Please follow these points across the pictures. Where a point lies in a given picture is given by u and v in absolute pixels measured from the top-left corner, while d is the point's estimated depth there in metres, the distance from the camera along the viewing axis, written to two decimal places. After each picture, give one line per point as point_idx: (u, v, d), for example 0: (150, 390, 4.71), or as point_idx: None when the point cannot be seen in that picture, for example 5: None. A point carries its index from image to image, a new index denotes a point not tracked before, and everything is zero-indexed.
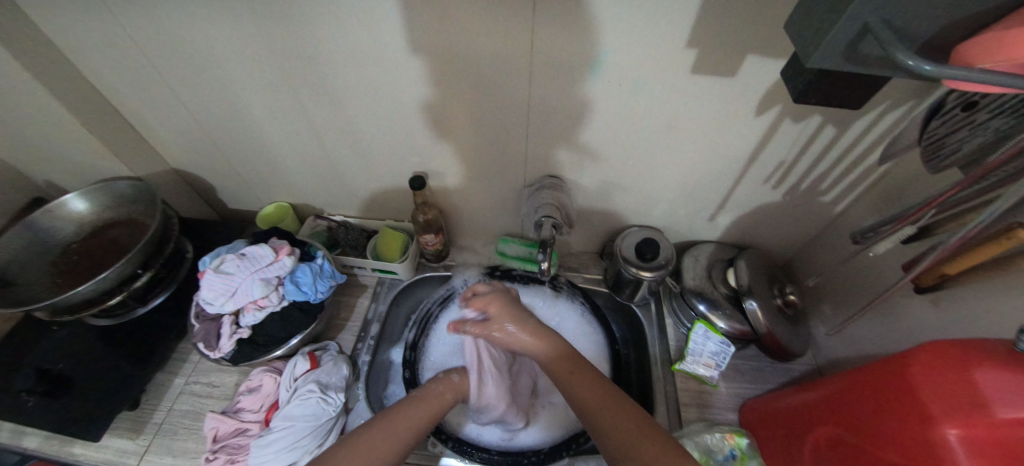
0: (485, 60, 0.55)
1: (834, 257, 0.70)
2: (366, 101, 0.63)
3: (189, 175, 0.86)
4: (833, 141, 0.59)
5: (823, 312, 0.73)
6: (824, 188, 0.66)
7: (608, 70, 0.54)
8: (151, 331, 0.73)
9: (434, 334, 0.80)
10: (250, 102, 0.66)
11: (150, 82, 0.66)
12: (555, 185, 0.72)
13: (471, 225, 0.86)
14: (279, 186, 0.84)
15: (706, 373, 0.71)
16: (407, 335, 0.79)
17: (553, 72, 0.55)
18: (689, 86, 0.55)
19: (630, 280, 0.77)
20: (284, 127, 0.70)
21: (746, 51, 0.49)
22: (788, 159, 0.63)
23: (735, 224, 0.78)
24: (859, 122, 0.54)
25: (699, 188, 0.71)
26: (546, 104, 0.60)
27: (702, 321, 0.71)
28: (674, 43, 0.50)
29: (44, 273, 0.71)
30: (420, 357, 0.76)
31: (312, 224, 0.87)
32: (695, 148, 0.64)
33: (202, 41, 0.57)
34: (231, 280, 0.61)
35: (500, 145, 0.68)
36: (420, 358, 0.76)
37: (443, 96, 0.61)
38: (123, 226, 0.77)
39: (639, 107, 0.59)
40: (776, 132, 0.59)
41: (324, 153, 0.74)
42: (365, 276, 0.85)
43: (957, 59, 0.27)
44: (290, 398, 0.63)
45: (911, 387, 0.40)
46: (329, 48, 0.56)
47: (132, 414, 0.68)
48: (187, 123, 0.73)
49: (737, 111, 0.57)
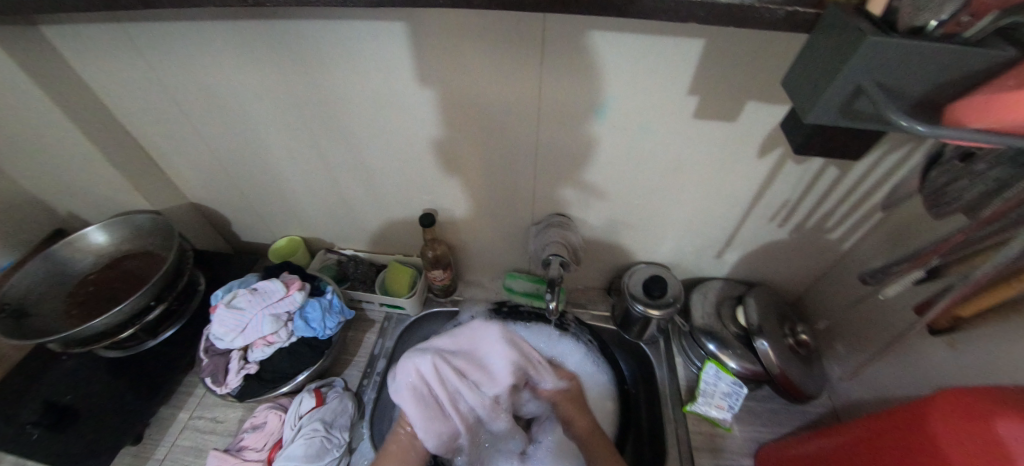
0: (494, 105, 0.58)
1: (845, 296, 0.69)
2: (381, 142, 0.66)
3: (207, 209, 0.89)
4: (836, 182, 0.60)
5: (837, 353, 0.71)
6: (830, 227, 0.66)
7: (612, 114, 0.57)
8: (159, 364, 0.73)
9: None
10: (271, 141, 0.70)
11: (178, 124, 0.70)
12: (562, 222, 0.73)
13: (479, 260, 0.87)
14: (293, 220, 0.87)
15: (718, 416, 0.69)
16: None
17: (560, 117, 0.58)
18: (692, 130, 0.57)
19: (638, 317, 0.76)
20: (301, 165, 0.73)
21: (746, 98, 0.51)
22: (792, 199, 0.64)
23: (743, 261, 0.78)
24: (860, 164, 0.56)
25: (705, 225, 0.72)
26: (554, 144, 0.62)
27: (712, 360, 0.69)
28: (675, 91, 0.52)
29: (60, 304, 0.73)
30: None
31: (323, 257, 0.88)
32: (698, 187, 0.65)
33: (231, 86, 0.61)
34: (243, 315, 0.63)
35: (508, 183, 0.70)
36: None
37: (454, 138, 0.64)
38: (140, 257, 0.79)
39: (643, 149, 0.61)
40: (778, 173, 0.61)
41: (339, 189, 0.77)
42: (373, 309, 0.86)
43: (949, 119, 0.29)
44: (294, 437, 0.62)
45: (934, 437, 0.39)
46: (348, 94, 0.59)
47: (134, 449, 0.67)
48: (209, 161, 0.76)
49: (739, 153, 0.59)
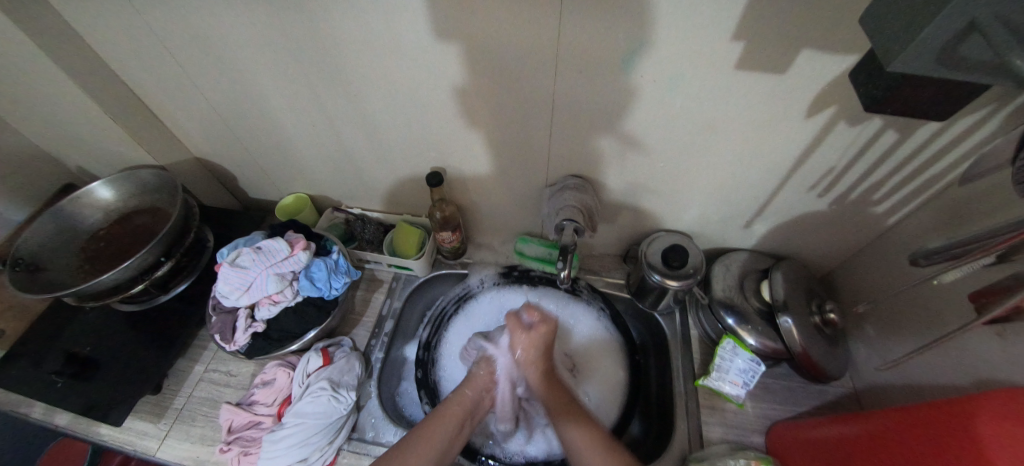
0: (507, 53, 0.51)
1: (884, 274, 0.64)
2: (383, 94, 0.61)
3: (212, 164, 0.86)
4: (893, 148, 0.52)
5: (867, 333, 0.67)
6: (877, 198, 0.60)
7: (641, 65, 0.50)
8: (172, 319, 0.74)
9: (448, 333, 0.79)
10: (268, 93, 0.65)
11: (171, 72, 0.65)
12: (578, 186, 0.68)
13: (489, 223, 0.84)
14: (298, 177, 0.84)
15: (732, 392, 0.66)
16: (422, 333, 0.78)
17: (581, 67, 0.51)
18: (731, 83, 0.50)
19: (654, 288, 0.73)
20: (302, 119, 0.69)
21: (801, 46, 0.44)
22: (838, 166, 0.57)
23: (772, 233, 0.72)
24: (927, 127, 0.48)
25: (735, 193, 0.66)
26: (572, 100, 0.56)
27: (730, 336, 0.66)
28: (717, 36, 0.45)
29: (73, 259, 0.73)
30: (434, 357, 0.75)
31: (330, 216, 0.86)
32: (733, 151, 0.59)
33: (219, 30, 0.56)
34: (246, 274, 0.61)
35: (521, 142, 0.65)
36: (433, 357, 0.76)
37: (462, 91, 0.58)
38: (147, 213, 0.78)
39: (674, 105, 0.54)
40: (827, 136, 0.53)
41: (342, 145, 0.73)
42: (381, 270, 0.84)
43: None
44: (301, 395, 0.63)
45: (979, 439, 0.35)
46: (345, 39, 0.53)
47: (154, 398, 0.70)
48: (207, 113, 0.72)
49: (785, 111, 0.51)
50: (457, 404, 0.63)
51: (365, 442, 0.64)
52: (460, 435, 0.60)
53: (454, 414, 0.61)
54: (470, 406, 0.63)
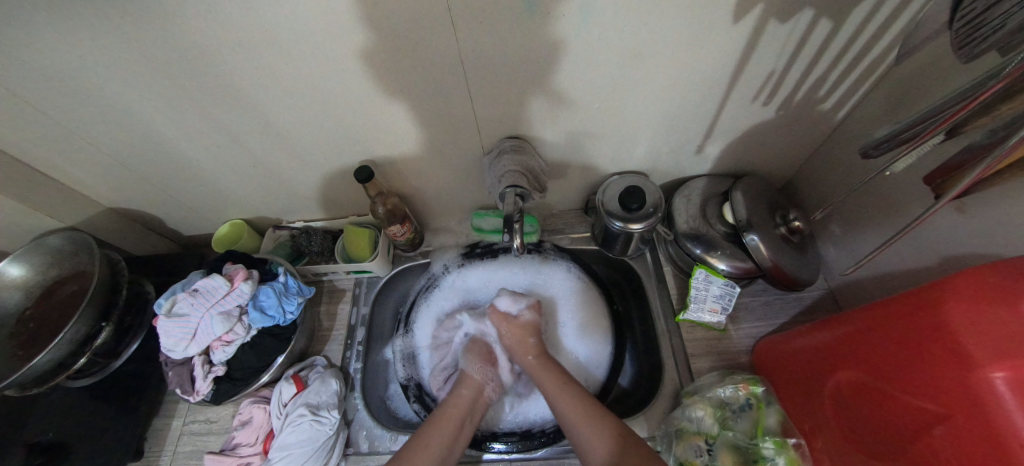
0: (395, 22, 0.45)
1: (842, 172, 0.62)
2: (280, 95, 0.54)
3: (128, 211, 0.78)
4: (830, 37, 0.49)
5: (833, 232, 0.66)
6: (823, 94, 0.56)
7: (544, 1, 0.44)
8: (133, 382, 0.70)
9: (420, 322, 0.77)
10: (155, 121, 0.58)
11: (33, 122, 0.56)
12: (515, 147, 0.63)
13: (440, 206, 0.79)
14: (226, 203, 0.77)
15: (712, 320, 0.66)
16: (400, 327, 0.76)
17: (481, 17, 0.45)
18: (646, 2, 0.44)
19: (619, 234, 0.70)
20: (203, 140, 0.62)
21: None
22: (779, 68, 0.53)
23: (726, 152, 0.69)
24: (859, 7, 0.44)
25: (680, 119, 0.62)
26: (483, 56, 0.50)
27: (701, 266, 0.65)
28: None
29: (6, 348, 0.66)
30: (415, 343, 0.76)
31: (273, 235, 0.80)
32: (667, 76, 0.54)
33: (66, 64, 0.48)
34: (188, 322, 0.57)
35: (446, 114, 0.59)
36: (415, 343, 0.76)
37: (362, 73, 0.51)
38: (72, 280, 0.71)
39: (593, 39, 0.49)
40: (760, 38, 0.49)
41: (259, 160, 0.66)
42: (341, 279, 0.80)
43: None
44: (282, 426, 0.61)
45: (949, 327, 0.34)
46: (210, 40, 0.46)
47: (138, 463, 0.67)
48: (98, 158, 0.64)
49: (711, 22, 0.47)
50: (453, 406, 0.60)
51: (363, 454, 0.64)
52: (464, 431, 0.57)
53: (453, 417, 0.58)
54: (467, 404, 0.60)
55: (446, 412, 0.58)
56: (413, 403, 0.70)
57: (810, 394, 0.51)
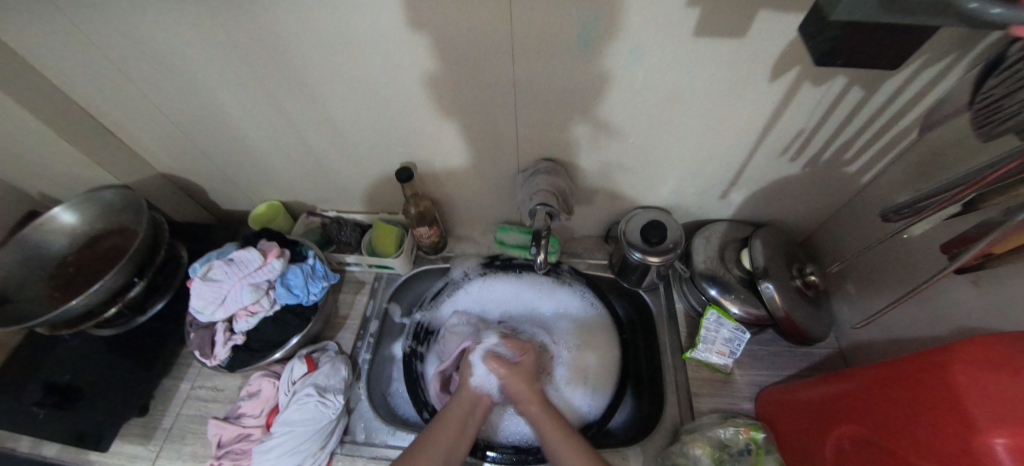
0: (463, 40, 0.50)
1: (861, 232, 0.64)
2: (343, 93, 0.59)
3: (178, 178, 0.83)
4: (860, 104, 0.52)
5: (848, 291, 0.67)
6: (849, 156, 0.59)
7: (600, 40, 0.48)
8: (151, 339, 0.72)
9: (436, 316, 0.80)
10: (226, 101, 0.63)
11: (119, 87, 0.62)
12: (551, 169, 0.67)
13: (468, 214, 0.82)
14: (269, 184, 0.81)
15: (719, 362, 0.67)
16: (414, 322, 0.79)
17: (540, 48, 0.50)
18: (691, 53, 0.49)
19: (637, 266, 0.73)
20: (264, 123, 0.66)
21: (758, 7, 0.43)
22: (808, 127, 0.56)
23: (750, 201, 0.72)
24: (890, 81, 0.47)
25: (709, 164, 0.65)
26: (535, 84, 0.55)
27: (714, 306, 0.67)
28: (674, 4, 0.43)
29: (43, 287, 0.70)
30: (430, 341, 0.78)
31: (305, 221, 0.84)
32: (701, 122, 0.58)
33: (164, 40, 0.53)
34: (220, 287, 0.60)
35: (490, 129, 0.63)
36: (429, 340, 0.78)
37: (425, 83, 0.56)
38: (116, 234, 0.75)
39: (637, 79, 0.53)
40: (793, 98, 0.53)
41: (310, 149, 0.71)
42: (362, 272, 0.83)
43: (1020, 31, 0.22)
44: (288, 403, 0.62)
45: (955, 390, 0.35)
46: (294, 36, 0.51)
47: (141, 420, 0.69)
48: (165, 126, 0.69)
49: (749, 75, 0.50)
50: (457, 407, 0.62)
51: (358, 444, 0.64)
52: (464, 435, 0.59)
53: (455, 419, 0.60)
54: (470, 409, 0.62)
55: (450, 417, 0.60)
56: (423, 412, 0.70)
57: (810, 447, 0.51)
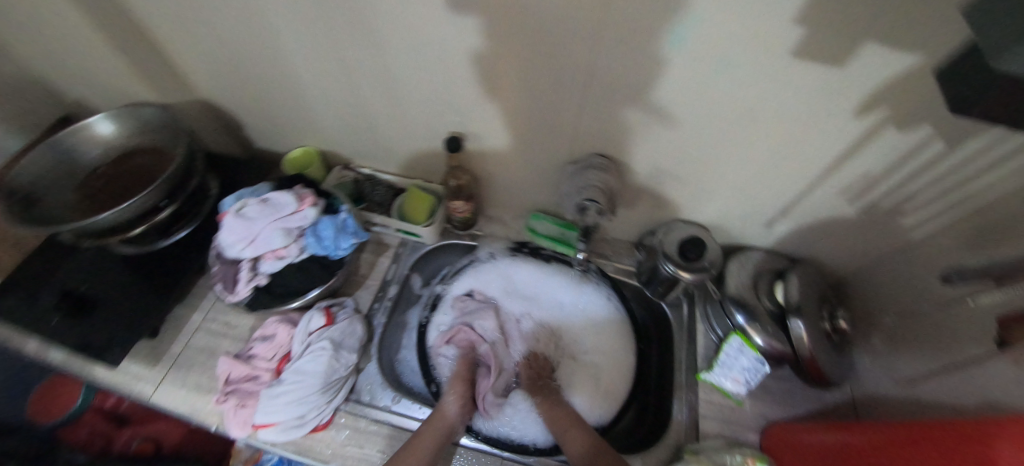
0: (549, 18, 0.48)
1: (896, 285, 0.63)
2: (409, 49, 0.57)
3: (219, 107, 0.82)
4: (939, 158, 0.50)
5: (873, 344, 0.66)
6: (909, 208, 0.57)
7: (690, 42, 0.46)
8: (171, 265, 0.72)
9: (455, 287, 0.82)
10: (287, 38, 0.61)
11: (181, 3, 0.60)
12: (604, 165, 0.65)
13: (503, 196, 0.81)
14: (309, 130, 0.80)
15: (732, 388, 0.66)
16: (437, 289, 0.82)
17: (627, 41, 0.48)
18: (783, 73, 0.46)
19: (666, 278, 0.72)
20: (320, 66, 0.65)
21: (869, 38, 0.40)
22: (878, 171, 0.55)
23: (793, 234, 0.71)
24: (983, 139, 0.45)
25: (763, 189, 0.64)
26: (610, 76, 0.53)
27: (738, 333, 0.66)
28: (779, 17, 0.41)
29: (72, 194, 0.69)
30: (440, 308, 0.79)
31: (339, 174, 0.83)
32: (768, 145, 0.56)
33: None
34: (252, 226, 0.59)
35: (550, 115, 0.61)
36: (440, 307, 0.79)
37: (496, 55, 0.54)
38: (149, 153, 0.73)
39: (718, 90, 0.51)
40: (873, 139, 0.51)
41: (360, 101, 0.69)
42: (388, 235, 0.82)
43: None
44: (302, 353, 0.62)
45: (994, 437, 0.34)
46: None
47: (150, 343, 0.69)
48: (218, 53, 0.68)
49: (835, 108, 0.49)
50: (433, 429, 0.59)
51: (362, 405, 0.64)
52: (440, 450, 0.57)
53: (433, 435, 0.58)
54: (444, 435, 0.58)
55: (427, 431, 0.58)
56: (430, 384, 0.71)
57: None
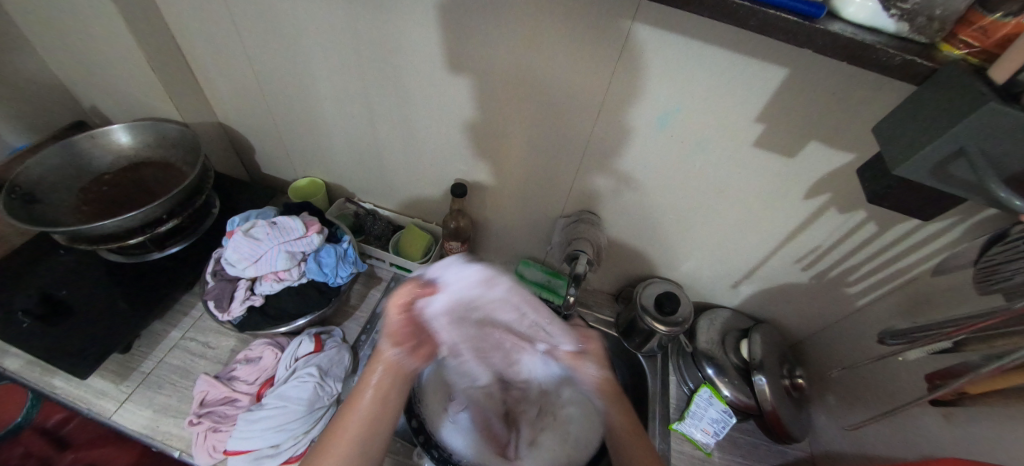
0: (557, 92, 0.57)
1: (844, 347, 0.70)
2: (431, 102, 0.65)
3: (234, 132, 0.86)
4: (869, 239, 0.60)
5: (828, 402, 0.72)
6: (848, 280, 0.66)
7: (672, 125, 0.55)
8: (159, 278, 0.71)
9: None
10: (321, 80, 0.68)
11: (228, 40, 0.67)
12: (592, 220, 0.73)
13: (497, 240, 0.87)
14: (320, 162, 0.85)
15: (703, 439, 0.70)
16: None
17: (621, 118, 0.57)
18: (746, 157, 0.56)
19: (643, 330, 0.77)
20: (345, 108, 0.71)
21: (811, 138, 0.51)
22: (823, 246, 0.64)
23: (756, 296, 0.79)
24: (901, 225, 0.56)
25: (730, 254, 0.72)
26: (605, 144, 0.62)
27: (708, 385, 0.72)
28: (744, 115, 0.51)
29: (73, 197, 0.70)
30: None
31: (341, 206, 0.88)
32: (733, 215, 0.65)
33: (295, 15, 0.59)
34: (258, 246, 0.61)
35: (548, 171, 0.69)
36: None
37: (508, 116, 0.63)
38: (159, 167, 0.76)
39: (695, 166, 0.60)
40: (818, 218, 0.61)
41: (376, 142, 0.75)
42: (382, 268, 0.85)
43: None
44: (287, 378, 0.62)
45: None
46: (413, 44, 0.58)
47: (121, 358, 0.66)
48: (250, 85, 0.74)
49: (787, 190, 0.58)
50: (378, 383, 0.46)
51: None
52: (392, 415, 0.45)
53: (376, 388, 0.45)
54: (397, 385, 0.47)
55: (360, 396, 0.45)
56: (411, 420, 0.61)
57: None
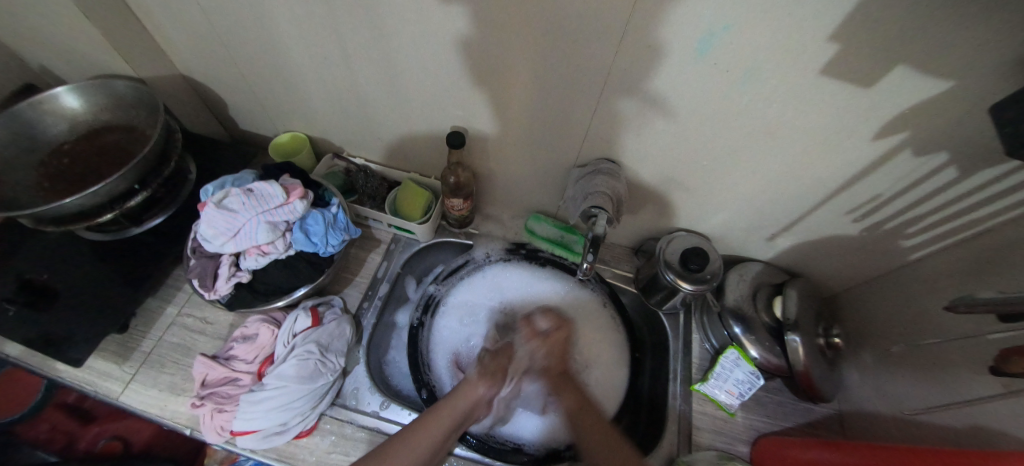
0: (568, 15, 0.45)
1: (890, 304, 0.63)
2: (416, 37, 0.53)
3: (200, 85, 0.76)
4: (946, 186, 0.50)
5: (863, 360, 0.67)
6: (909, 232, 0.57)
7: (715, 51, 0.44)
8: (144, 254, 0.67)
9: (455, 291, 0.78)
10: (280, 15, 0.56)
11: None
12: (611, 171, 0.63)
13: (503, 195, 0.79)
14: (300, 116, 0.75)
15: (726, 400, 0.66)
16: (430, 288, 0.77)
17: (650, 45, 0.45)
18: (808, 89, 0.45)
19: (665, 287, 0.71)
20: (316, 49, 0.60)
21: (902, 61, 0.39)
22: (886, 194, 0.54)
23: (792, 249, 0.71)
24: (994, 169, 0.45)
25: (768, 204, 0.63)
26: (627, 80, 0.51)
27: (735, 346, 0.66)
28: (812, 34, 0.39)
29: (32, 173, 0.63)
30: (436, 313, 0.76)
31: (329, 163, 0.79)
32: (777, 161, 0.55)
33: None
34: (234, 219, 0.54)
35: (558, 117, 0.59)
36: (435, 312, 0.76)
37: (510, 50, 0.51)
38: (121, 131, 0.68)
39: (738, 102, 0.49)
40: (887, 162, 0.50)
41: (358, 89, 0.65)
42: (380, 230, 0.79)
43: None
44: (285, 355, 0.59)
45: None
46: None
47: (119, 338, 0.64)
48: (202, 27, 0.62)
49: (854, 129, 0.47)
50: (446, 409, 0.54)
51: (348, 410, 0.61)
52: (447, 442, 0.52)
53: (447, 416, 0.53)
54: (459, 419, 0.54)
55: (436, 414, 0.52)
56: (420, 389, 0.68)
57: None
